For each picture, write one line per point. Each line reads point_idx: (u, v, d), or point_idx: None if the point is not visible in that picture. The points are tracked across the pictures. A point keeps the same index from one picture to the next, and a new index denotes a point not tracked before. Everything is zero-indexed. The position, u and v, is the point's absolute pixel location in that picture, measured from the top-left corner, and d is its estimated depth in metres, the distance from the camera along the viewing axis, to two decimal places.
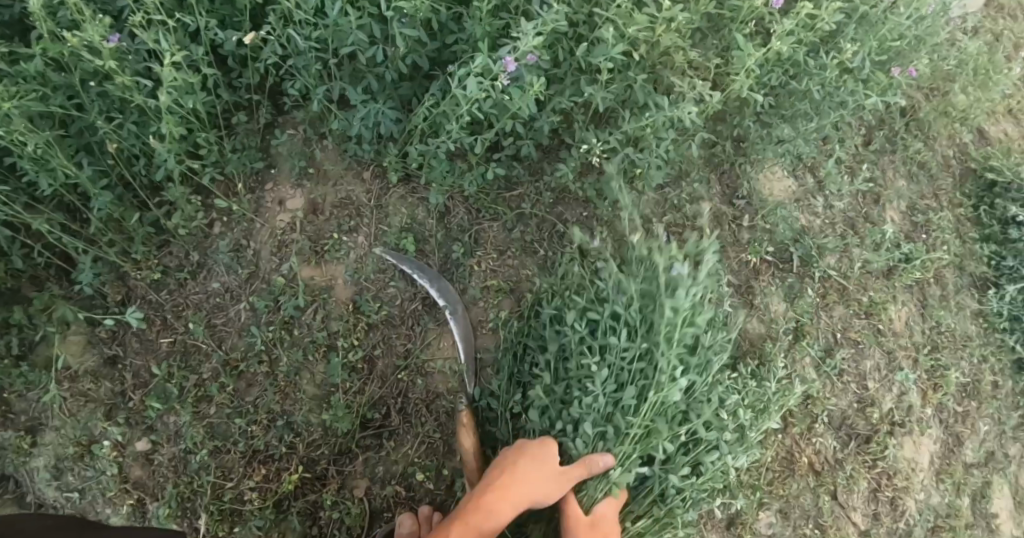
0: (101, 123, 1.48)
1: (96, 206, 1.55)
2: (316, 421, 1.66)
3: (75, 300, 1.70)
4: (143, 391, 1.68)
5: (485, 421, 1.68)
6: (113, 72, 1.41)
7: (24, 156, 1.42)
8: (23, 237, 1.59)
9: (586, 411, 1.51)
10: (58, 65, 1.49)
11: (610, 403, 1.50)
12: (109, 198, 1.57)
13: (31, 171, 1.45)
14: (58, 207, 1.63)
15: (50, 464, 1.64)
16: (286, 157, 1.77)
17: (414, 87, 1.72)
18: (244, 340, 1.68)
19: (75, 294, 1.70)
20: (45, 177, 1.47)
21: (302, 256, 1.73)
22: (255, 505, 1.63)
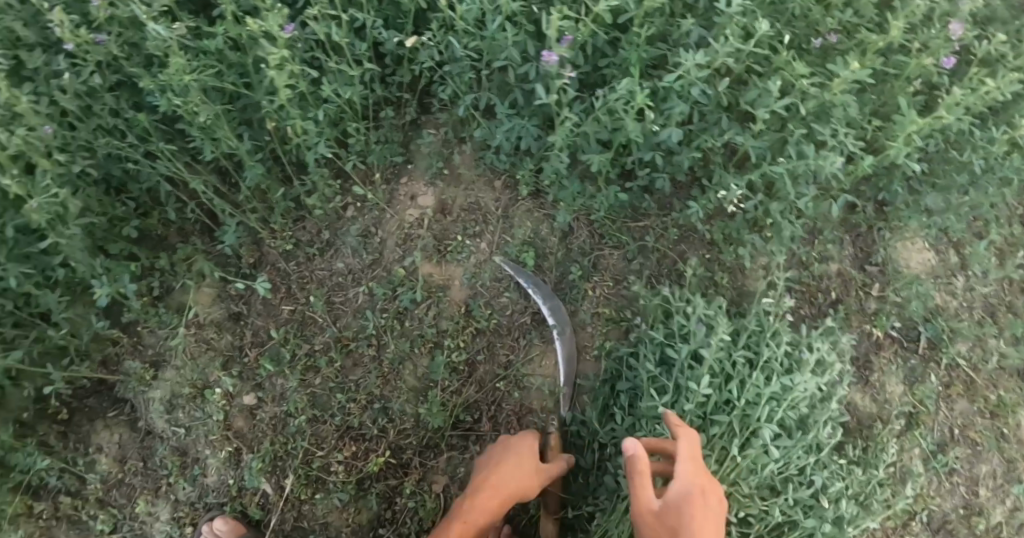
0: (265, 104, 1.60)
1: (248, 176, 1.68)
2: (411, 412, 1.70)
3: (213, 256, 1.83)
4: (258, 350, 1.78)
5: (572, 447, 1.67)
6: (284, 59, 1.51)
7: (195, 125, 1.57)
8: (179, 193, 1.75)
9: (653, 453, 1.55)
10: (236, 44, 1.61)
11: None
12: (260, 171, 1.68)
13: (198, 138, 1.61)
14: (213, 170, 1.77)
15: (165, 398, 1.78)
16: (424, 155, 1.83)
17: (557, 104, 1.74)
18: (357, 322, 1.75)
19: (213, 251, 1.83)
20: (208, 144, 1.62)
21: (424, 253, 1.77)
22: (339, 478, 1.70)
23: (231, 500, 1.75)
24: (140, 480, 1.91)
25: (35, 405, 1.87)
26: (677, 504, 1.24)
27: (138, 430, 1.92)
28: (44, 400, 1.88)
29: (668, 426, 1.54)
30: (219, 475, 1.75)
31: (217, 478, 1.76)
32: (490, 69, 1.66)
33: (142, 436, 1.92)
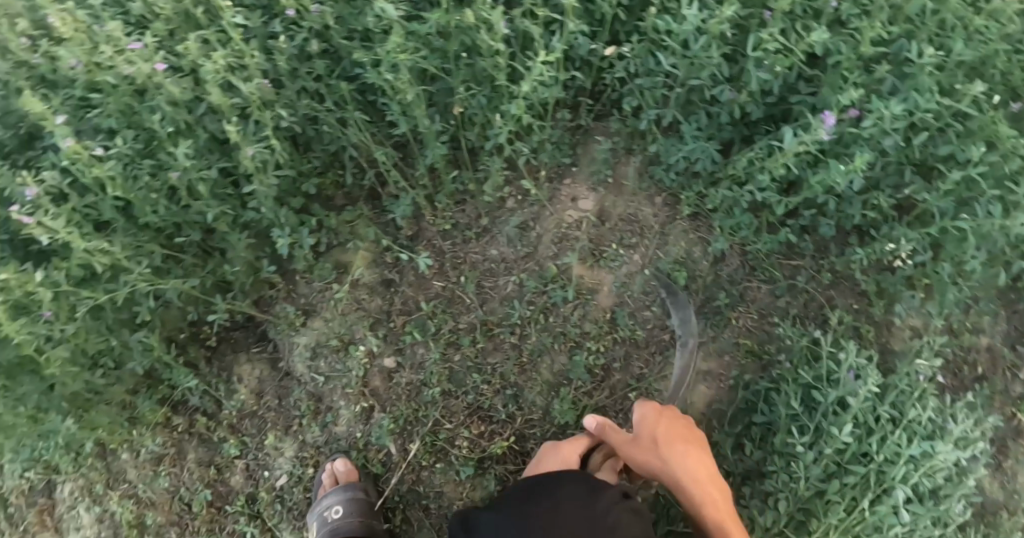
0: (461, 90, 1.70)
1: (428, 155, 1.79)
2: (543, 404, 1.77)
3: (377, 224, 1.94)
4: (404, 317, 1.86)
5: None
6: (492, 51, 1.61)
7: (395, 100, 1.69)
8: (360, 160, 1.87)
9: (782, 488, 1.58)
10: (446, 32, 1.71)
11: (812, 490, 1.53)
12: (439, 152, 1.80)
13: (396, 113, 1.72)
14: (392, 143, 1.89)
15: (310, 345, 1.90)
16: (592, 161, 1.91)
17: (735, 131, 1.76)
18: (503, 308, 1.83)
19: (379, 219, 1.94)
20: (404, 120, 1.74)
21: (579, 254, 1.85)
22: (462, 453, 1.76)
23: (355, 452, 1.83)
24: (275, 416, 2.03)
25: (192, 328, 2.02)
26: (643, 428, 1.58)
27: (278, 370, 2.03)
28: (199, 325, 2.02)
29: (802, 465, 1.54)
30: (349, 426, 1.85)
31: (346, 429, 1.85)
32: (684, 88, 1.70)
33: (280, 376, 2.03)
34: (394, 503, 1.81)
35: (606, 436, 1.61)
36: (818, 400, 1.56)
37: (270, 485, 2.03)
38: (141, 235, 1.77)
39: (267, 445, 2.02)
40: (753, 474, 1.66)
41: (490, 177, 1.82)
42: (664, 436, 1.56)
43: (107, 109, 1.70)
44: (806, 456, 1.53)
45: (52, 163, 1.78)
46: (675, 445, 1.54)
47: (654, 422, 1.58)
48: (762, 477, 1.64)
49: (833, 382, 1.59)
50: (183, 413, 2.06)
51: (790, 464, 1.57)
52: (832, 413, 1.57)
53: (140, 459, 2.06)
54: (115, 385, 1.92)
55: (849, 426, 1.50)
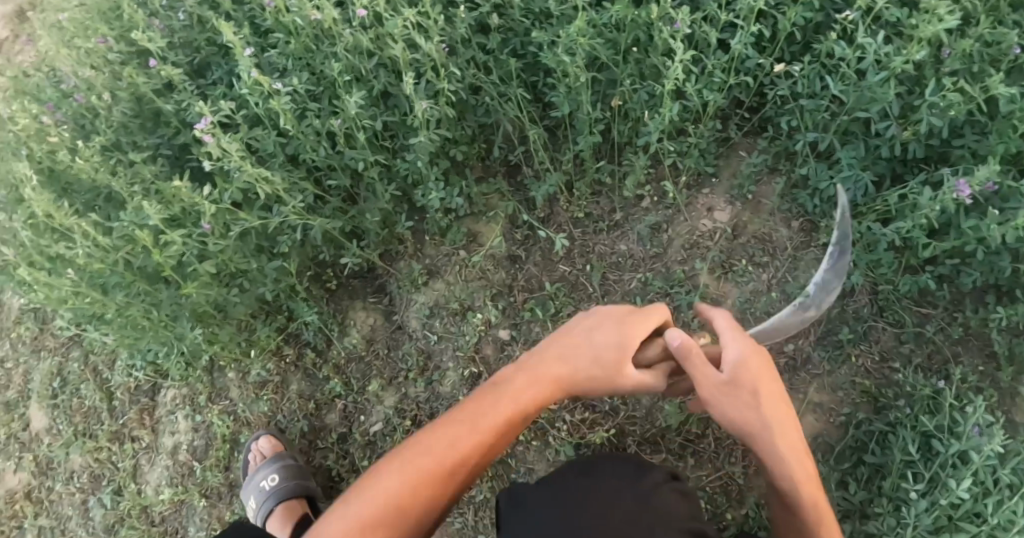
0: (624, 84, 1.72)
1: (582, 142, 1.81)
2: (649, 403, 1.78)
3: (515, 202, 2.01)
4: (526, 295, 1.91)
5: None
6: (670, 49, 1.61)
7: (563, 83, 1.71)
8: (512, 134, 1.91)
9: (885, 531, 1.57)
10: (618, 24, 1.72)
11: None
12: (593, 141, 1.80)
13: (562, 96, 1.73)
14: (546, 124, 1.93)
15: (428, 304, 1.97)
16: (734, 174, 1.91)
17: (893, 167, 1.72)
18: (624, 303, 1.87)
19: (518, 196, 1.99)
20: (568, 103, 1.74)
21: (709, 264, 1.87)
22: (561, 435, 1.77)
23: None
24: (380, 364, 2.02)
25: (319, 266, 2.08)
26: (740, 372, 1.38)
27: (391, 322, 2.04)
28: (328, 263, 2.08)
29: (911, 512, 1.53)
30: (456, 388, 1.91)
31: (451, 390, 1.91)
32: (849, 117, 1.66)
33: (392, 327, 2.04)
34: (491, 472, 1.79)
35: (690, 363, 1.39)
36: (938, 450, 1.54)
37: (364, 430, 2.01)
38: (296, 170, 1.86)
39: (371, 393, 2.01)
40: (856, 511, 1.66)
41: (634, 173, 1.84)
42: (764, 392, 1.39)
43: (294, 50, 1.80)
44: (917, 503, 1.51)
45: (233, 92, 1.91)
46: (777, 406, 1.39)
47: (755, 370, 1.39)
48: (866, 515, 1.64)
49: (957, 437, 1.55)
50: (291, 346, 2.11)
51: (898, 507, 1.56)
52: (950, 467, 1.54)
53: (246, 381, 2.15)
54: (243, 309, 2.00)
55: (968, 484, 1.46)
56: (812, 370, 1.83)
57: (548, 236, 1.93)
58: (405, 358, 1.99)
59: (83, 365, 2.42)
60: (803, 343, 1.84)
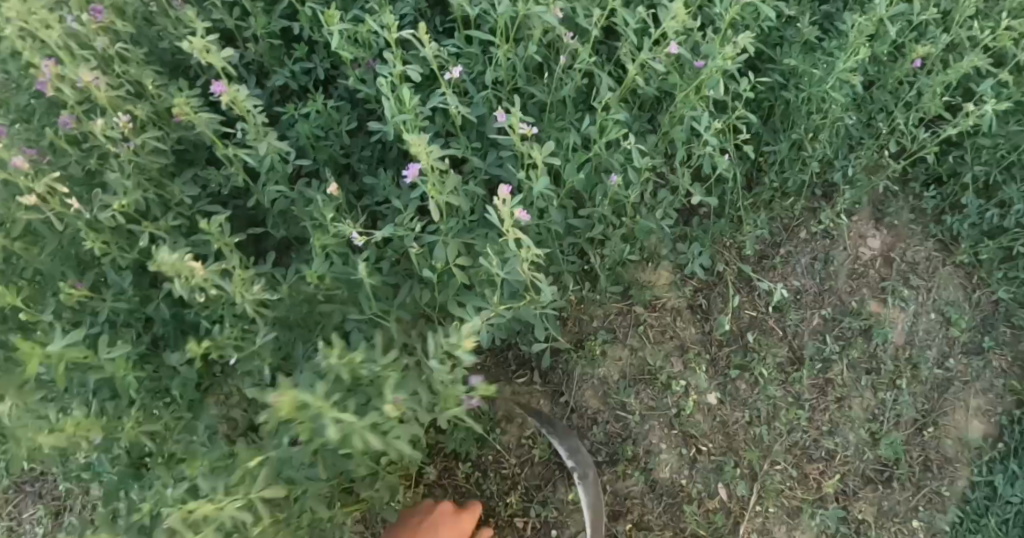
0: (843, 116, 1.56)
1: (788, 179, 1.70)
2: (858, 443, 1.77)
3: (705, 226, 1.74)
4: (725, 348, 1.72)
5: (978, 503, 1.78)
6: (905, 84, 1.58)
7: (797, 120, 1.57)
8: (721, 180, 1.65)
9: None
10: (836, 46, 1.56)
11: None
12: (799, 179, 1.71)
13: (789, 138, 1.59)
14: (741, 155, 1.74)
15: (617, 375, 1.67)
16: (888, 199, 1.89)
17: None
18: (815, 344, 1.78)
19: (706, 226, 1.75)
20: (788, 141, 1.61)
21: (869, 293, 1.85)
22: (797, 492, 1.69)
23: (688, 502, 1.62)
24: (573, 464, 1.63)
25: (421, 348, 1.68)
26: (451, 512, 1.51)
27: (563, 405, 1.66)
28: None
29: None
30: (673, 473, 1.63)
31: (669, 477, 1.63)
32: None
33: (566, 412, 1.66)
34: None
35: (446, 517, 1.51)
36: None
37: None
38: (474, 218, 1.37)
39: (566, 501, 1.61)
40: None
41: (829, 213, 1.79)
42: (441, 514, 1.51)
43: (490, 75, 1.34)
44: None
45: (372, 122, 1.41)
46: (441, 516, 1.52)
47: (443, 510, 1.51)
48: None
49: None
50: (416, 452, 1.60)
51: None
52: None
53: (367, 522, 1.71)
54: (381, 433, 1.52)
55: None
56: (963, 383, 1.86)
57: (768, 288, 1.75)
58: (599, 449, 1.64)
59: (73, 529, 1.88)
60: (956, 356, 1.87)
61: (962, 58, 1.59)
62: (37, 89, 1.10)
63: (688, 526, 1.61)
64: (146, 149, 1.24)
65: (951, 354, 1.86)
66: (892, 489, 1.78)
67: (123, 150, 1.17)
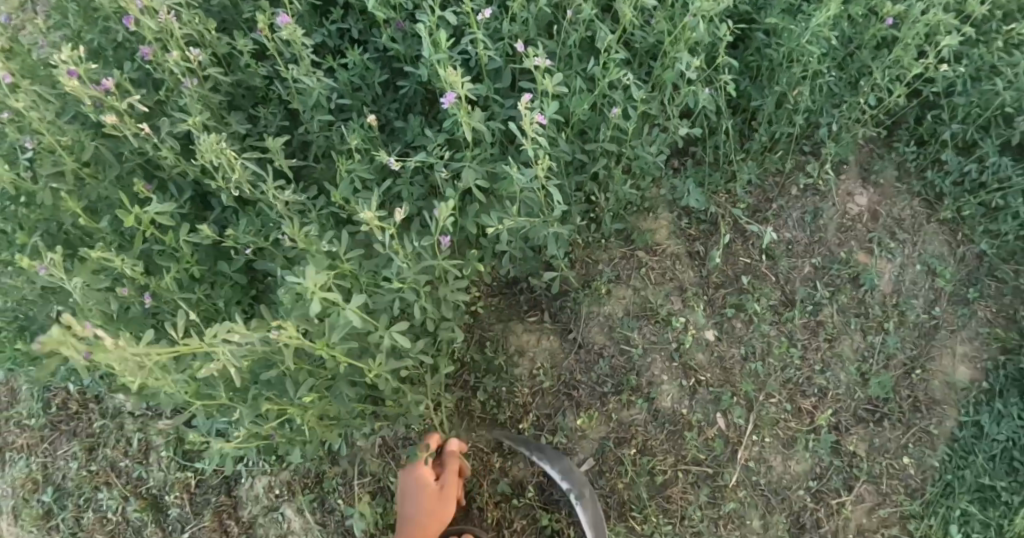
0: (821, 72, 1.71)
1: (775, 134, 1.85)
2: (849, 382, 1.88)
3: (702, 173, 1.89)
4: (722, 289, 1.85)
5: (966, 445, 1.85)
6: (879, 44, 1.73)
7: (781, 75, 1.72)
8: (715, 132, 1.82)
9: None
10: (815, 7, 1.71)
11: None
12: (785, 133, 1.85)
13: (774, 93, 1.75)
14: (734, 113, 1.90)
15: (621, 312, 1.80)
16: (874, 159, 2.02)
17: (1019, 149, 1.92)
18: (805, 289, 1.90)
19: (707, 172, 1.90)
20: (774, 96, 1.76)
21: (858, 246, 1.97)
22: (789, 422, 1.81)
23: (688, 429, 1.75)
24: (580, 394, 1.75)
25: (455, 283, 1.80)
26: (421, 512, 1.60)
27: (570, 341, 1.79)
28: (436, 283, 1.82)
29: None
30: (674, 403, 1.76)
31: (670, 407, 1.76)
32: (998, 111, 1.81)
33: (573, 347, 1.79)
34: (733, 479, 1.74)
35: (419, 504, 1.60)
36: None
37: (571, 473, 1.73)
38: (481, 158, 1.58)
39: (575, 428, 1.73)
40: None
41: (815, 168, 1.94)
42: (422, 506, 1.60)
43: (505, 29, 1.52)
44: None
45: (405, 69, 1.62)
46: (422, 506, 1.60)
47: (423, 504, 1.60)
48: None
49: None
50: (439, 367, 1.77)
51: None
52: None
53: (390, 449, 1.84)
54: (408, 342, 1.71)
55: None
56: (949, 331, 1.95)
57: (758, 232, 1.89)
58: (605, 381, 1.76)
59: (104, 462, 1.93)
60: (943, 306, 1.96)
61: (932, 19, 1.72)
62: (123, 24, 1.38)
63: (690, 451, 1.74)
64: (208, 83, 1.53)
65: (938, 302, 1.96)
66: (881, 427, 1.88)
67: (188, 81, 1.47)
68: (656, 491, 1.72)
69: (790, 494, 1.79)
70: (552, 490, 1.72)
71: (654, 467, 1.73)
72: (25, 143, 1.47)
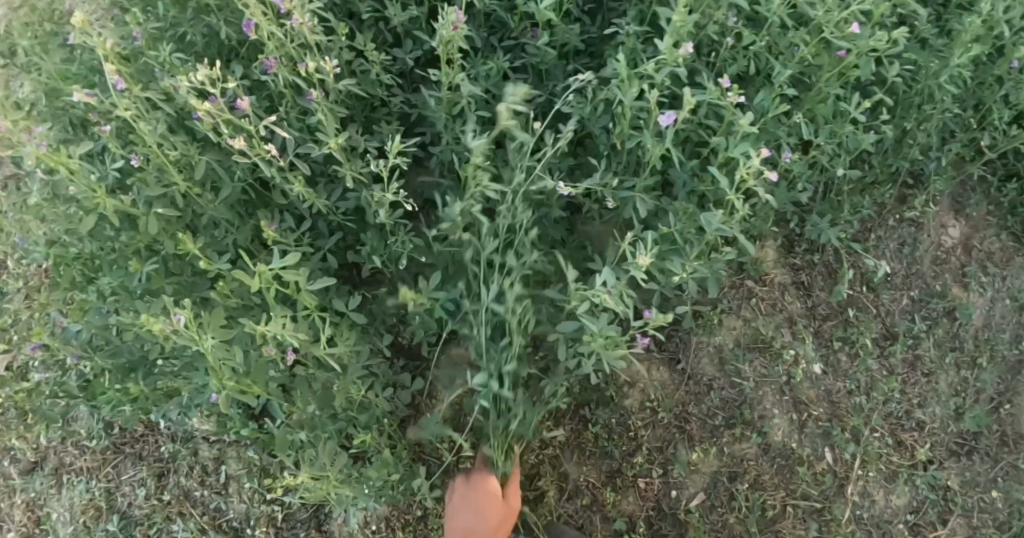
0: (949, 109, 1.66)
1: (888, 166, 1.81)
2: (944, 414, 1.88)
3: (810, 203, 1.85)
4: (827, 322, 1.83)
5: None
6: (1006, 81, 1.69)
7: (908, 110, 1.68)
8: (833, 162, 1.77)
9: None
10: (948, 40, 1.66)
11: None
12: (898, 167, 1.81)
13: (897, 128, 1.70)
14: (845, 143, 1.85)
15: (732, 343, 1.76)
16: (970, 191, 2.00)
17: None
18: (902, 323, 1.89)
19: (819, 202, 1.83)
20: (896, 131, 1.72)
21: (951, 279, 1.97)
22: (890, 457, 1.81)
23: (800, 464, 1.73)
24: (692, 427, 1.72)
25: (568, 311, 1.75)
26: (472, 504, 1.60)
27: (679, 373, 1.74)
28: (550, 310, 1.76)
29: None
30: (785, 438, 1.73)
31: (781, 442, 1.73)
32: None
33: (682, 379, 1.74)
34: (842, 514, 1.73)
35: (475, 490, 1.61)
36: None
37: (682, 508, 1.69)
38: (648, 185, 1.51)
39: (688, 462, 1.70)
40: None
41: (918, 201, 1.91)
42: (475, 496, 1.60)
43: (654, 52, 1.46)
44: None
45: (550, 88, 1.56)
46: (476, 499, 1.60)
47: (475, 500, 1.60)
48: None
49: None
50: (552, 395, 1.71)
51: None
52: None
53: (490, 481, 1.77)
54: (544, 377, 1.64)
55: None
56: None
57: (872, 264, 1.88)
58: (716, 414, 1.73)
59: (177, 491, 1.85)
60: None
61: None
62: (244, 32, 1.30)
63: (799, 486, 1.72)
64: (333, 94, 1.42)
65: None
66: (972, 460, 1.89)
67: (316, 93, 1.36)
68: (766, 526, 1.70)
69: (890, 528, 1.79)
70: (662, 524, 1.68)
71: (765, 502, 1.70)
72: (133, 162, 1.35)
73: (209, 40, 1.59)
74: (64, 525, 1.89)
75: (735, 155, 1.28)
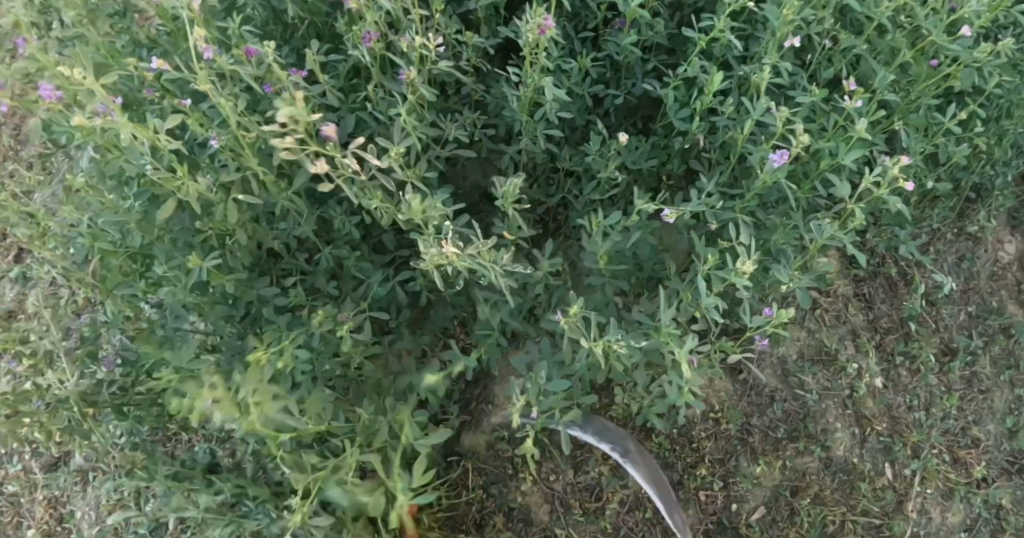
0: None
1: (958, 179, 1.77)
2: (997, 433, 1.82)
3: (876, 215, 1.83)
4: (886, 335, 1.81)
5: None
6: None
7: (990, 122, 1.65)
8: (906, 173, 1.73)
9: None
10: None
11: None
12: (968, 180, 1.78)
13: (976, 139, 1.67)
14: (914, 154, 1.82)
15: (796, 354, 1.75)
16: None
17: None
18: (960, 338, 1.86)
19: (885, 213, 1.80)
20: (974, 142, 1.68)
21: (1010, 295, 1.93)
22: (948, 474, 1.76)
23: (861, 480, 1.71)
24: (754, 440, 1.69)
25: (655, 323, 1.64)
26: None
27: (742, 383, 1.72)
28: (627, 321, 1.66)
29: None
30: (847, 452, 1.71)
31: (842, 455, 1.71)
32: None
33: (744, 389, 1.72)
34: (901, 531, 1.70)
35: None
36: None
37: (743, 522, 1.65)
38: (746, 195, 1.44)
39: (752, 475, 1.67)
40: None
41: (983, 215, 1.87)
42: None
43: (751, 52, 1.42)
44: None
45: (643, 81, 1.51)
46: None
47: None
48: None
49: None
50: (614, 405, 1.68)
51: None
52: None
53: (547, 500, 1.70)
54: (622, 389, 1.60)
55: None
56: None
57: (938, 280, 1.85)
58: (777, 426, 1.70)
59: (213, 493, 1.77)
60: None
61: None
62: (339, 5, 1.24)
63: (860, 502, 1.69)
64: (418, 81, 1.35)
65: None
66: None
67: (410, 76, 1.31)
68: None
69: None
70: None
71: (826, 517, 1.67)
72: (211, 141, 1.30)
73: (269, 19, 1.50)
74: (89, 524, 1.82)
75: (852, 160, 1.32)
